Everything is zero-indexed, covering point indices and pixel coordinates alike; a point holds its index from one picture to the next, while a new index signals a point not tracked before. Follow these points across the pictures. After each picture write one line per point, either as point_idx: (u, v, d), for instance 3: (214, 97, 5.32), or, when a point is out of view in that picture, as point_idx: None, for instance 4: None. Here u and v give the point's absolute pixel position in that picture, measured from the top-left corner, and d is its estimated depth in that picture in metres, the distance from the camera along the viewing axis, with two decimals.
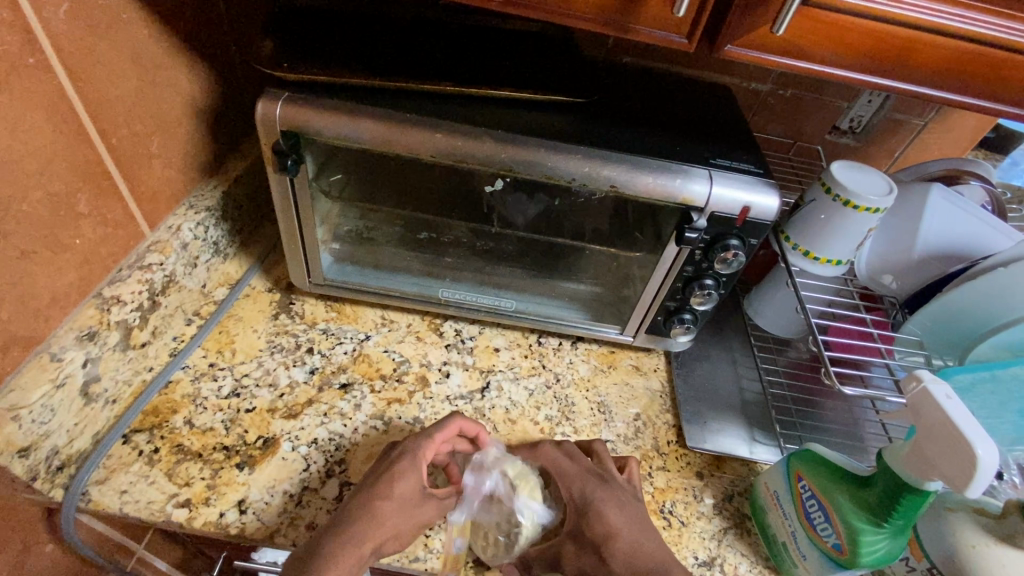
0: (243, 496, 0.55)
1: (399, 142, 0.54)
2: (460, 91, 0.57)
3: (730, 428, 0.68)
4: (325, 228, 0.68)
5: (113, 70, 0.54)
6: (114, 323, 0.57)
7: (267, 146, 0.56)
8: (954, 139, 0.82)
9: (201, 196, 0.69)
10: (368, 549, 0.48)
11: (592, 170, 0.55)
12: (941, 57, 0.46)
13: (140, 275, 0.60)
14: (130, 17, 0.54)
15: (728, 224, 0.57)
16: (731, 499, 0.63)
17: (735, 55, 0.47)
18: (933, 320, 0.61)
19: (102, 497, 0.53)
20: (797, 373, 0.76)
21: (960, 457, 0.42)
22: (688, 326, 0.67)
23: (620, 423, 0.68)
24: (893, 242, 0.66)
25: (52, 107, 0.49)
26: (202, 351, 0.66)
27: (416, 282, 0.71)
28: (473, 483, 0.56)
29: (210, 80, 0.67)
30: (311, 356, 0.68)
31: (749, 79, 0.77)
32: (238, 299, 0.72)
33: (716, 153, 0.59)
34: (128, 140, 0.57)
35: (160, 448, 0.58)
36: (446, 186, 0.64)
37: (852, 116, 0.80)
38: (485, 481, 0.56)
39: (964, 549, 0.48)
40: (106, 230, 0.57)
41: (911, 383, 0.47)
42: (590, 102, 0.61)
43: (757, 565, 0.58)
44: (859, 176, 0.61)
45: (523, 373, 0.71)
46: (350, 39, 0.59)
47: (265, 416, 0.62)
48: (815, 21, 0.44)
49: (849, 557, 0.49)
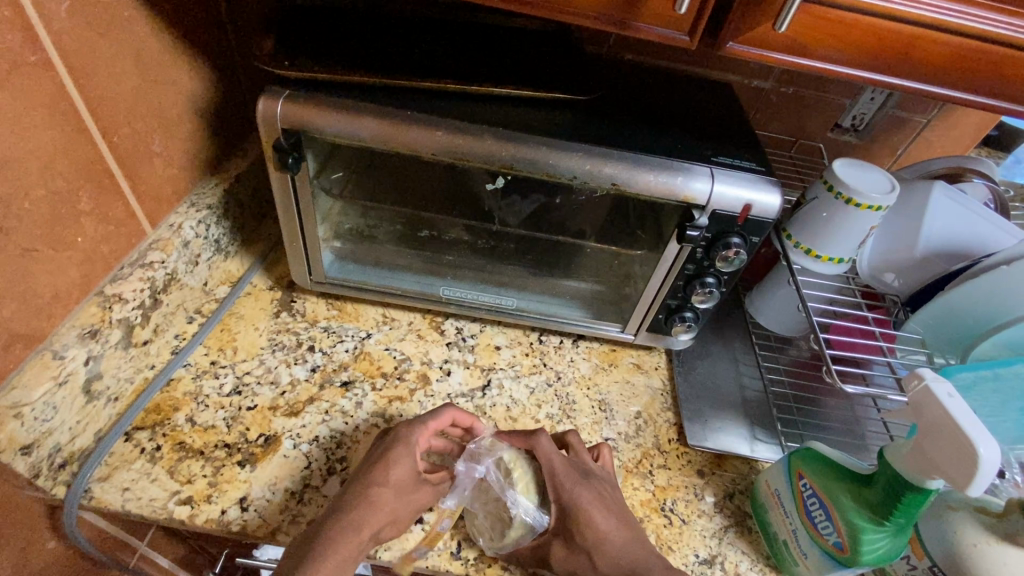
0: (244, 493, 0.55)
1: (400, 140, 0.54)
2: (461, 88, 0.57)
3: (731, 426, 0.68)
4: (326, 226, 0.68)
5: (115, 68, 0.54)
6: (115, 321, 0.57)
7: (268, 143, 0.56)
8: (957, 137, 0.81)
9: (202, 194, 0.69)
10: (367, 535, 0.49)
11: (593, 168, 0.55)
12: (944, 54, 0.45)
13: (142, 273, 0.60)
14: (132, 15, 0.54)
15: (729, 222, 0.57)
16: (732, 497, 0.63)
17: (736, 52, 0.47)
18: (935, 317, 0.61)
19: (105, 494, 0.53)
20: (798, 371, 0.75)
21: (962, 457, 0.41)
22: (689, 324, 0.67)
23: (621, 422, 0.68)
24: (894, 240, 0.65)
25: (54, 105, 0.49)
26: (204, 349, 0.66)
27: (417, 281, 0.71)
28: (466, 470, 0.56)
29: (211, 77, 0.67)
30: (312, 354, 0.68)
31: (750, 77, 0.77)
32: (239, 297, 0.72)
33: (718, 151, 0.58)
34: (129, 138, 0.57)
35: (161, 445, 0.58)
36: (447, 185, 0.64)
37: (854, 114, 0.80)
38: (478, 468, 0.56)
39: (966, 547, 0.48)
40: (108, 228, 0.57)
41: (912, 382, 0.47)
42: (591, 99, 0.61)
43: (757, 564, 0.58)
44: (860, 173, 0.61)
45: (523, 371, 0.71)
46: (351, 36, 0.59)
47: (266, 414, 0.62)
48: (817, 17, 0.44)
49: (850, 556, 0.49)
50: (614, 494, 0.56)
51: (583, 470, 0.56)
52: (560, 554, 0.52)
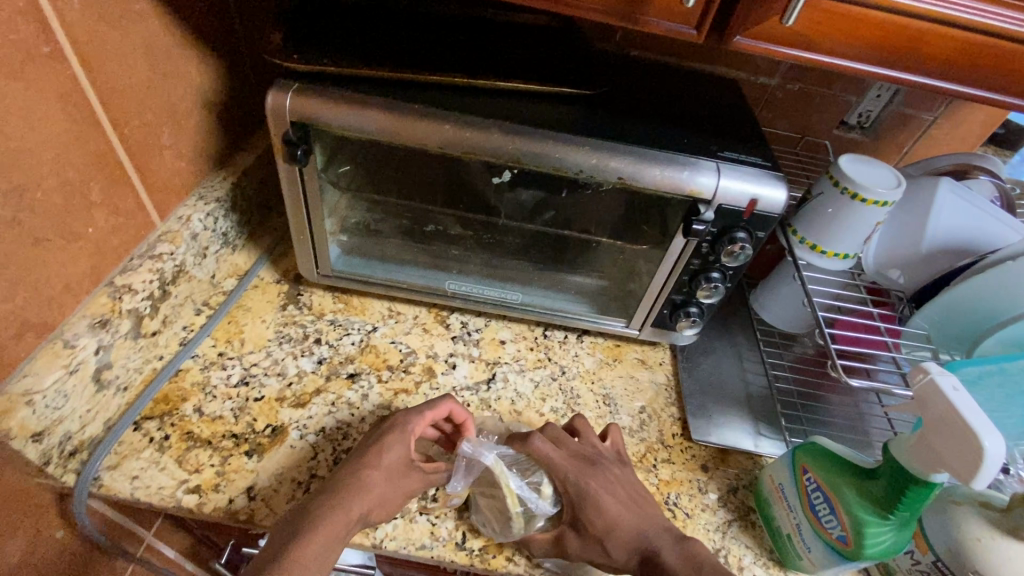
0: (252, 483, 0.56)
1: (408, 133, 0.55)
2: (468, 82, 0.57)
3: (735, 421, 0.68)
4: (333, 220, 0.69)
5: (126, 61, 0.54)
6: (125, 311, 0.58)
7: (277, 136, 0.57)
8: (964, 134, 0.81)
9: (211, 187, 0.70)
10: (356, 513, 0.50)
11: (599, 162, 0.55)
12: (951, 49, 0.45)
13: (151, 264, 0.60)
14: (143, 8, 0.55)
15: (735, 217, 0.57)
16: (736, 492, 0.63)
17: (744, 46, 0.47)
18: (941, 314, 0.61)
19: (114, 482, 0.54)
20: (802, 367, 0.76)
21: (966, 449, 0.42)
22: (694, 319, 0.67)
23: (625, 416, 0.68)
24: (900, 237, 0.66)
25: (67, 96, 0.49)
26: (211, 341, 0.67)
27: (422, 275, 0.72)
28: (471, 453, 0.55)
29: (220, 71, 0.68)
30: (318, 347, 0.69)
31: (756, 74, 0.77)
32: (247, 289, 0.73)
33: (724, 146, 0.59)
34: (139, 130, 0.58)
35: (170, 435, 0.58)
36: (453, 179, 0.64)
37: (860, 111, 0.80)
38: (484, 454, 0.55)
39: (969, 541, 0.48)
40: (118, 219, 0.58)
41: (917, 375, 0.47)
42: (598, 94, 0.61)
43: (761, 558, 0.58)
44: (867, 169, 0.61)
45: (528, 365, 0.72)
46: (360, 30, 0.60)
47: (273, 405, 0.62)
48: (824, 12, 0.44)
49: (854, 549, 0.49)
50: (624, 477, 0.56)
51: (590, 455, 0.57)
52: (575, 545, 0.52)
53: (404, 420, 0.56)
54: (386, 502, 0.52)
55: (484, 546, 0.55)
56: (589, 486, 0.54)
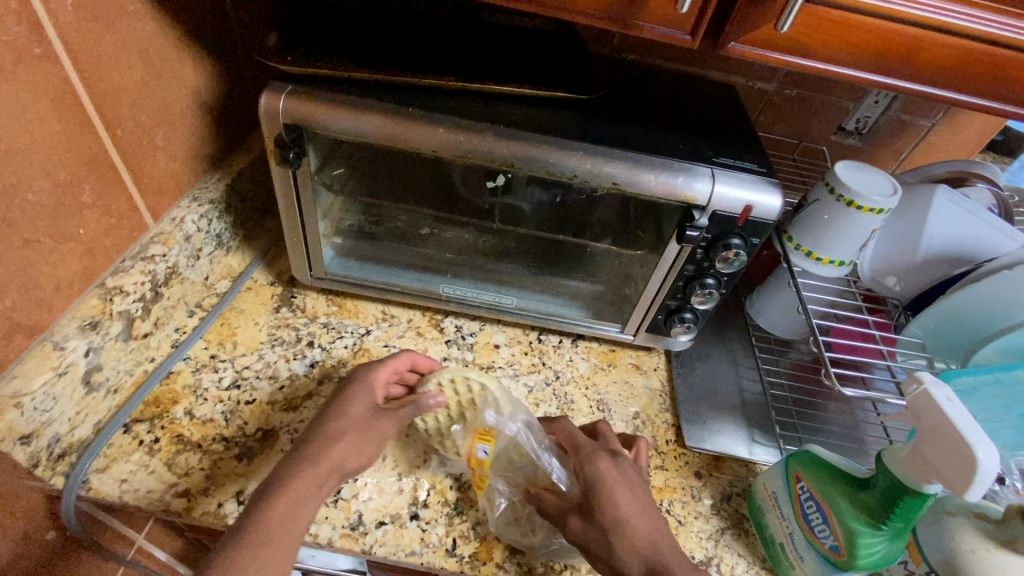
0: (242, 487, 0.56)
1: (401, 136, 0.55)
2: (463, 85, 0.57)
3: (730, 429, 0.68)
4: (327, 222, 0.68)
5: (119, 62, 0.54)
6: (116, 313, 0.57)
7: (270, 138, 0.56)
8: (962, 141, 0.81)
9: (205, 188, 0.69)
10: (326, 467, 0.50)
11: (594, 167, 0.55)
12: (947, 56, 0.45)
13: (143, 266, 0.60)
14: (137, 9, 0.55)
15: (730, 223, 0.57)
16: (729, 500, 0.63)
17: (738, 52, 0.47)
18: (937, 321, 0.61)
19: (102, 485, 0.54)
20: (798, 374, 0.75)
21: (960, 460, 0.41)
22: (689, 325, 0.67)
23: (619, 422, 0.68)
24: (896, 244, 0.65)
25: (58, 97, 0.49)
26: (203, 344, 0.67)
27: (417, 278, 0.71)
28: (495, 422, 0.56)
29: (215, 72, 0.67)
30: (311, 349, 0.68)
31: (754, 79, 0.77)
32: (241, 292, 0.73)
33: (719, 152, 0.58)
34: (133, 131, 0.58)
35: (160, 438, 0.58)
36: (447, 182, 0.64)
37: (858, 117, 0.80)
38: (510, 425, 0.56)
39: (963, 553, 0.48)
40: (110, 221, 0.57)
41: (912, 385, 0.46)
42: (593, 98, 0.61)
43: (754, 566, 0.58)
44: (863, 176, 0.60)
45: (522, 370, 0.71)
46: (355, 33, 0.59)
47: (264, 408, 0.62)
48: (820, 18, 0.43)
49: (846, 560, 0.49)
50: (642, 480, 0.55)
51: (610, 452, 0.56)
52: (576, 527, 0.50)
53: (364, 373, 0.58)
54: (361, 451, 0.53)
55: (474, 552, 0.54)
56: (604, 472, 0.53)
